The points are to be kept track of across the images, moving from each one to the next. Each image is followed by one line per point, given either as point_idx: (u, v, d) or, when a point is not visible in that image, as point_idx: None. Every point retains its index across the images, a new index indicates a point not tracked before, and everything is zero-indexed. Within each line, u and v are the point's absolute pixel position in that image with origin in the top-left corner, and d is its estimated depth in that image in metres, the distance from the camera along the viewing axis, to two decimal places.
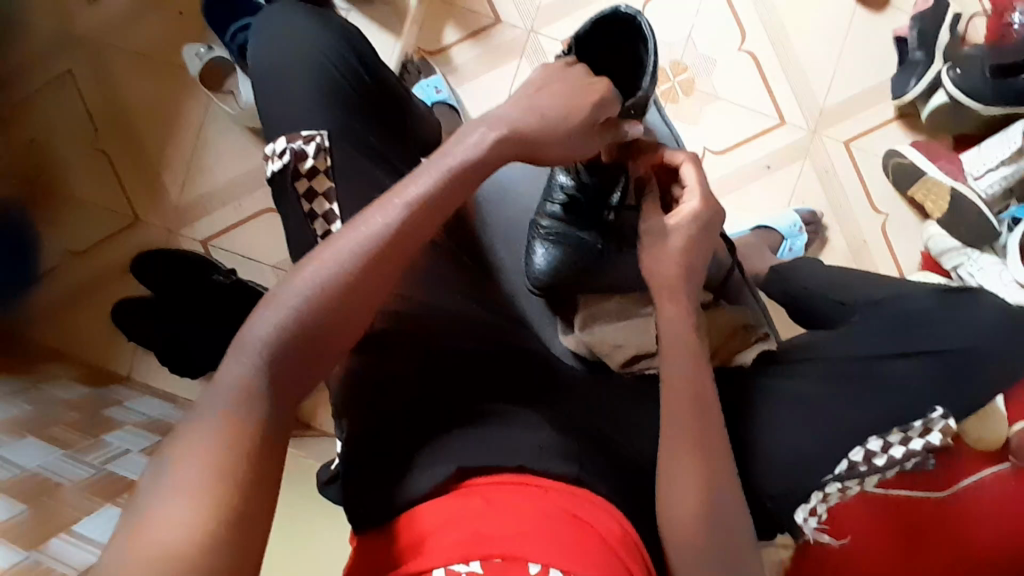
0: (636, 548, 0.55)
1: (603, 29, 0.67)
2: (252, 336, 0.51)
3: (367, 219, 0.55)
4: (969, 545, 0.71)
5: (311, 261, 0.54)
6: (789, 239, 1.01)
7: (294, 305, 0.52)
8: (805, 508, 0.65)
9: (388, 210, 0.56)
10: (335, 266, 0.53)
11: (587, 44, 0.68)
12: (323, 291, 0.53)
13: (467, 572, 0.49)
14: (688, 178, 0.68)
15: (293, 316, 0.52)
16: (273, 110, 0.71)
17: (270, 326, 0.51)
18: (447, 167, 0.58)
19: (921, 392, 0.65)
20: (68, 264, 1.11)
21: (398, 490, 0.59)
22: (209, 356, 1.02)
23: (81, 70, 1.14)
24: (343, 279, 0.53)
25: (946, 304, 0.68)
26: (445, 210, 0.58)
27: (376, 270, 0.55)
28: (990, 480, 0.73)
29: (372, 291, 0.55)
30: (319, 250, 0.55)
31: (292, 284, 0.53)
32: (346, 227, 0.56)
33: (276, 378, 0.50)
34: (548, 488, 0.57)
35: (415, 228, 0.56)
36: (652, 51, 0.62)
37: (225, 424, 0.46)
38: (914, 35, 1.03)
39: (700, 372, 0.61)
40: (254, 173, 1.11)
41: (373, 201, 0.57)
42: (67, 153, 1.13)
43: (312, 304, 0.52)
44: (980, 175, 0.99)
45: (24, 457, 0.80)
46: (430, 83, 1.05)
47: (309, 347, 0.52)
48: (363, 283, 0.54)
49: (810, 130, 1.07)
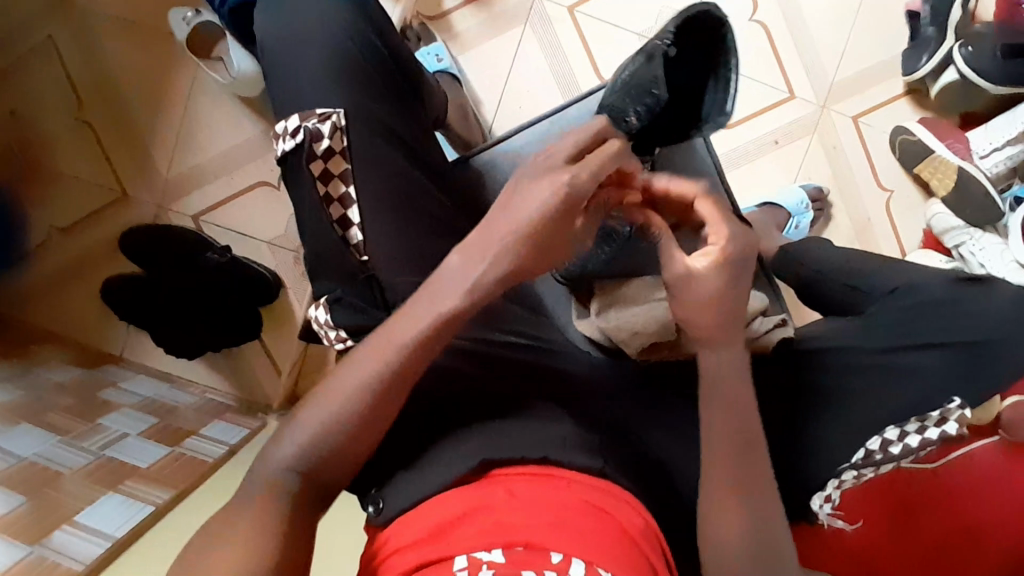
0: (654, 542, 0.53)
1: (689, 27, 0.68)
2: (280, 452, 0.51)
3: (397, 324, 0.53)
4: (969, 523, 0.74)
5: (319, 395, 0.52)
6: (795, 217, 0.99)
7: (303, 437, 0.51)
8: (821, 495, 0.65)
9: (413, 323, 0.53)
10: (430, 317, 0.53)
11: (680, 38, 0.68)
12: (333, 428, 0.51)
13: (487, 561, 0.46)
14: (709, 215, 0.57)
15: (313, 436, 0.51)
16: (290, 87, 0.68)
17: (300, 437, 0.51)
18: (437, 305, 0.53)
19: (940, 383, 0.65)
20: (55, 241, 1.08)
21: (401, 493, 0.57)
22: (210, 337, 1.03)
23: (61, 36, 1.08)
24: (356, 414, 0.51)
25: (959, 291, 0.68)
26: (570, 238, 0.55)
27: (402, 375, 0.52)
28: (981, 450, 0.78)
29: (455, 320, 0.54)
30: (328, 379, 0.53)
31: (306, 414, 0.52)
32: (355, 351, 0.54)
33: (347, 439, 0.51)
34: (570, 479, 0.55)
35: (434, 340, 0.53)
36: (731, 100, 0.71)
37: (283, 468, 0.50)
38: (927, 10, 1.01)
39: (740, 387, 0.54)
40: (246, 144, 1.06)
41: (405, 303, 0.55)
42: (47, 123, 1.09)
43: (397, 355, 0.52)
44: (986, 153, 0.98)
45: (20, 446, 0.79)
46: (431, 51, 1.01)
47: (382, 407, 0.52)
48: (385, 402, 0.52)
49: (819, 105, 1.06)
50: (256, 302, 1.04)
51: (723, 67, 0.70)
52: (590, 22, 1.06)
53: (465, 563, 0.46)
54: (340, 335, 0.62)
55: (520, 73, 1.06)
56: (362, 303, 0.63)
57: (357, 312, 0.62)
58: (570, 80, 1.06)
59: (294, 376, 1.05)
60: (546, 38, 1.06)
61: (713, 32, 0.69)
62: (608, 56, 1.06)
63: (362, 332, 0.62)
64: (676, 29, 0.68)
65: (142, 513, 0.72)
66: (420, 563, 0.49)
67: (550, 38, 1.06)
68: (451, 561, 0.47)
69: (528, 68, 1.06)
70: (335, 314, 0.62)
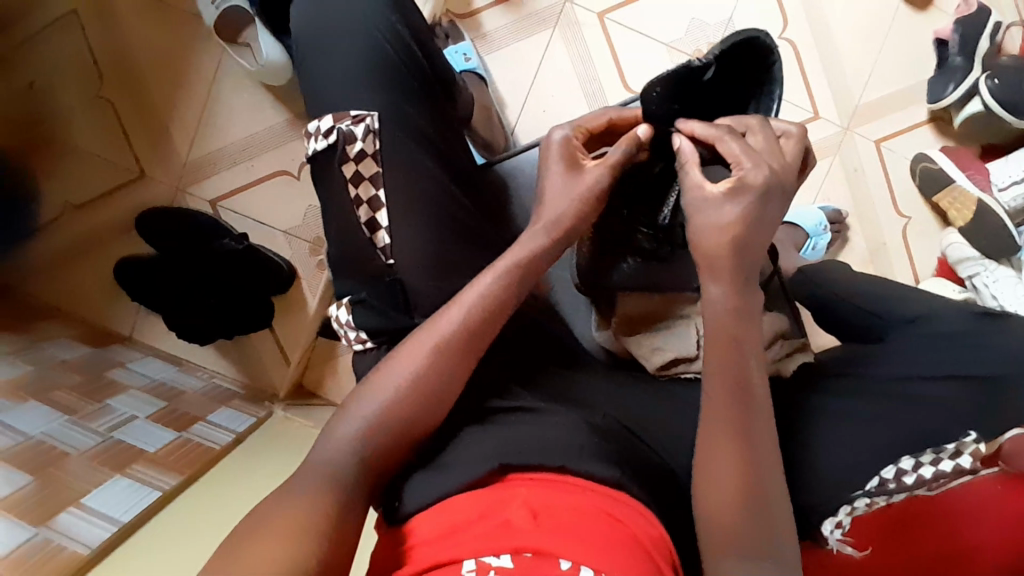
0: (670, 555, 0.48)
1: (737, 49, 0.67)
2: (326, 451, 0.54)
3: (438, 319, 0.59)
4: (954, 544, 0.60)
5: (366, 392, 0.56)
6: (812, 238, 1.00)
7: (352, 432, 0.54)
8: (831, 520, 0.61)
9: (452, 313, 0.58)
10: (461, 312, 0.58)
11: (726, 57, 0.67)
12: (380, 419, 0.55)
13: (496, 567, 0.43)
14: (731, 150, 0.58)
15: (361, 426, 0.54)
16: (325, 80, 0.68)
17: (350, 429, 0.54)
18: (470, 301, 0.59)
19: (958, 415, 0.60)
20: (67, 218, 1.09)
21: (420, 489, 0.54)
22: (219, 322, 1.04)
23: (87, 11, 1.08)
24: (398, 406, 0.55)
25: (979, 329, 0.64)
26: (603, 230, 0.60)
27: (439, 368, 0.57)
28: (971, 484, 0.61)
29: (495, 308, 0.59)
30: (375, 374, 0.57)
31: (353, 407, 0.56)
32: (398, 351, 0.58)
33: (384, 432, 0.55)
34: (584, 487, 0.51)
35: (472, 338, 0.58)
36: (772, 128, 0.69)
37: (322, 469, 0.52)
38: (955, 39, 1.02)
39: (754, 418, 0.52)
40: (269, 132, 1.06)
41: (445, 302, 0.60)
42: (69, 98, 1.09)
43: (436, 348, 0.57)
44: (1004, 186, 0.98)
45: (28, 422, 0.78)
46: (459, 50, 1.01)
47: (422, 403, 0.56)
48: (428, 391, 0.56)
49: (842, 127, 1.06)
50: (269, 290, 1.05)
51: (764, 97, 0.70)
52: (620, 29, 1.06)
53: (473, 567, 0.44)
54: (360, 336, 0.64)
55: (544, 79, 1.06)
56: (383, 305, 0.64)
57: (379, 316, 0.64)
58: (595, 85, 1.06)
59: (302, 367, 1.06)
60: (574, 45, 1.06)
61: (760, 62, 0.69)
62: (636, 65, 1.06)
63: (387, 333, 0.64)
64: (727, 51, 0.67)
65: (149, 498, 0.71)
66: (428, 566, 0.46)
67: (578, 43, 1.06)
68: (458, 564, 0.45)
69: (554, 72, 1.06)
70: (357, 314, 0.64)
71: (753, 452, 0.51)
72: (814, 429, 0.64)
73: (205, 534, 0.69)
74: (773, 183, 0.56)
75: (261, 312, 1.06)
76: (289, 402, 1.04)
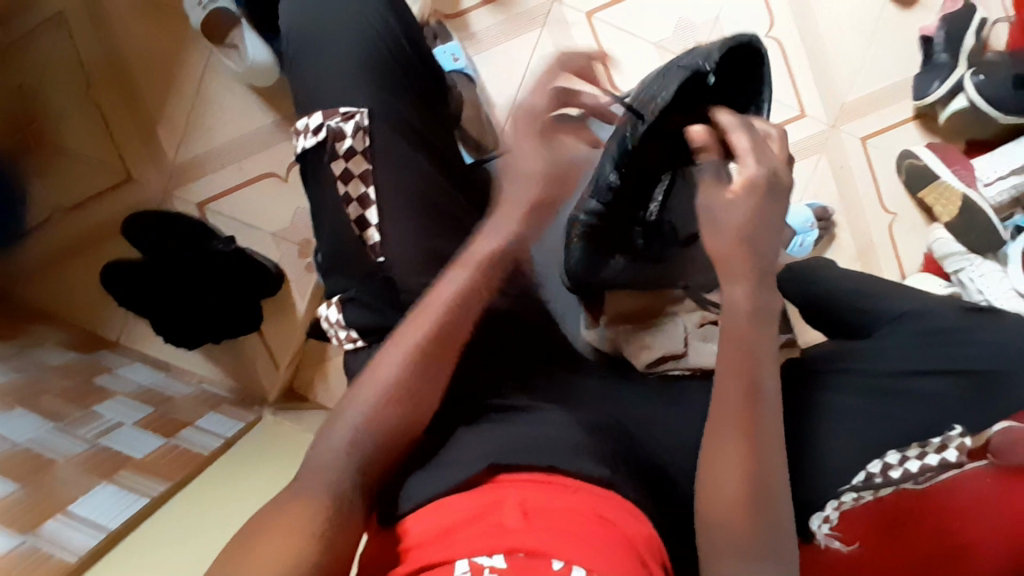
0: (662, 556, 0.48)
1: (733, 56, 0.70)
2: (320, 450, 0.53)
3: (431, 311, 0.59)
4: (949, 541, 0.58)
5: (361, 389, 0.56)
6: (800, 234, 1.01)
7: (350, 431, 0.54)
8: (818, 515, 0.62)
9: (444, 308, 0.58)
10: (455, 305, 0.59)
11: (725, 63, 0.70)
12: (377, 418, 0.54)
13: (489, 567, 0.43)
14: (739, 144, 0.58)
15: (357, 425, 0.54)
16: (314, 78, 0.68)
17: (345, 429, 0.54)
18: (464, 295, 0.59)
19: (946, 408, 0.61)
20: (53, 222, 1.08)
21: (413, 492, 0.53)
22: (207, 325, 1.03)
23: (73, 12, 1.07)
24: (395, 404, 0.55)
25: (969, 321, 0.65)
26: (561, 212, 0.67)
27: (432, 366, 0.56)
28: (965, 478, 0.59)
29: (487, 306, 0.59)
30: (369, 371, 0.57)
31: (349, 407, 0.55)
32: (394, 347, 0.57)
33: (377, 431, 0.54)
34: (576, 487, 0.50)
35: None
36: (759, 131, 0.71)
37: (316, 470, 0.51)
38: (941, 36, 1.02)
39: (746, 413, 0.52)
40: (258, 133, 1.06)
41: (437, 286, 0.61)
42: (54, 101, 1.08)
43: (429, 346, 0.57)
44: (990, 181, 0.99)
45: (17, 428, 0.77)
46: (448, 50, 1.00)
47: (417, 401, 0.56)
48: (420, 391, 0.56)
49: (828, 124, 1.07)
50: (259, 292, 1.04)
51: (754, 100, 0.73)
52: (609, 29, 1.06)
53: (468, 568, 0.43)
54: (351, 335, 0.65)
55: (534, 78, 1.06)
56: (375, 304, 0.64)
57: (370, 314, 0.64)
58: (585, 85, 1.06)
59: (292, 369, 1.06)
60: (563, 44, 1.06)
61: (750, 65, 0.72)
62: (626, 65, 1.06)
63: (376, 333, 0.64)
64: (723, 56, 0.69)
65: (138, 503, 0.70)
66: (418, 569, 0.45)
67: (568, 43, 1.06)
68: (453, 565, 0.44)
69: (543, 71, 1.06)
70: (348, 312, 0.64)
71: (746, 447, 0.51)
72: (806, 424, 0.64)
73: (196, 539, 0.68)
74: (778, 181, 0.56)
75: (251, 314, 1.05)
76: (278, 406, 1.03)
